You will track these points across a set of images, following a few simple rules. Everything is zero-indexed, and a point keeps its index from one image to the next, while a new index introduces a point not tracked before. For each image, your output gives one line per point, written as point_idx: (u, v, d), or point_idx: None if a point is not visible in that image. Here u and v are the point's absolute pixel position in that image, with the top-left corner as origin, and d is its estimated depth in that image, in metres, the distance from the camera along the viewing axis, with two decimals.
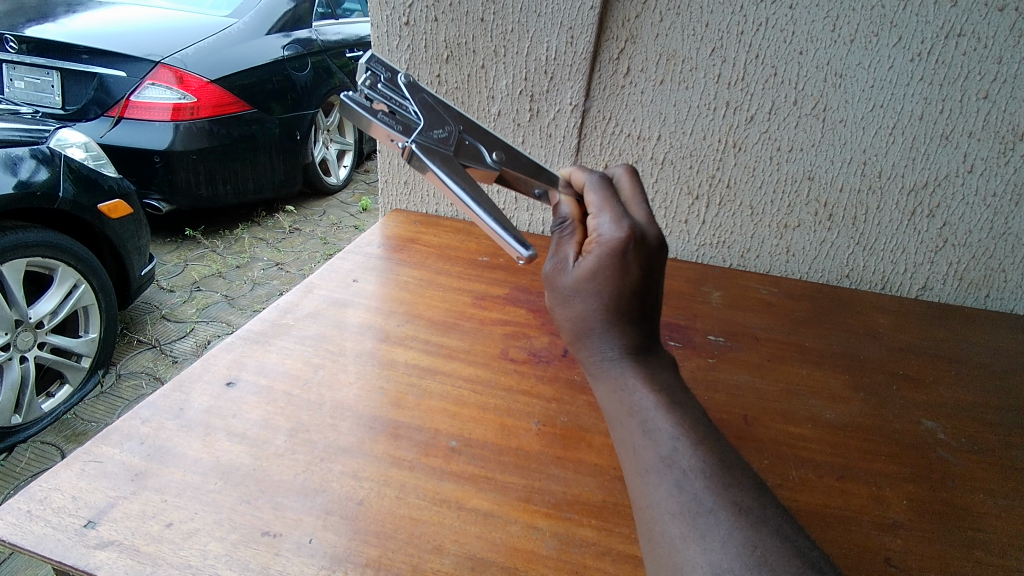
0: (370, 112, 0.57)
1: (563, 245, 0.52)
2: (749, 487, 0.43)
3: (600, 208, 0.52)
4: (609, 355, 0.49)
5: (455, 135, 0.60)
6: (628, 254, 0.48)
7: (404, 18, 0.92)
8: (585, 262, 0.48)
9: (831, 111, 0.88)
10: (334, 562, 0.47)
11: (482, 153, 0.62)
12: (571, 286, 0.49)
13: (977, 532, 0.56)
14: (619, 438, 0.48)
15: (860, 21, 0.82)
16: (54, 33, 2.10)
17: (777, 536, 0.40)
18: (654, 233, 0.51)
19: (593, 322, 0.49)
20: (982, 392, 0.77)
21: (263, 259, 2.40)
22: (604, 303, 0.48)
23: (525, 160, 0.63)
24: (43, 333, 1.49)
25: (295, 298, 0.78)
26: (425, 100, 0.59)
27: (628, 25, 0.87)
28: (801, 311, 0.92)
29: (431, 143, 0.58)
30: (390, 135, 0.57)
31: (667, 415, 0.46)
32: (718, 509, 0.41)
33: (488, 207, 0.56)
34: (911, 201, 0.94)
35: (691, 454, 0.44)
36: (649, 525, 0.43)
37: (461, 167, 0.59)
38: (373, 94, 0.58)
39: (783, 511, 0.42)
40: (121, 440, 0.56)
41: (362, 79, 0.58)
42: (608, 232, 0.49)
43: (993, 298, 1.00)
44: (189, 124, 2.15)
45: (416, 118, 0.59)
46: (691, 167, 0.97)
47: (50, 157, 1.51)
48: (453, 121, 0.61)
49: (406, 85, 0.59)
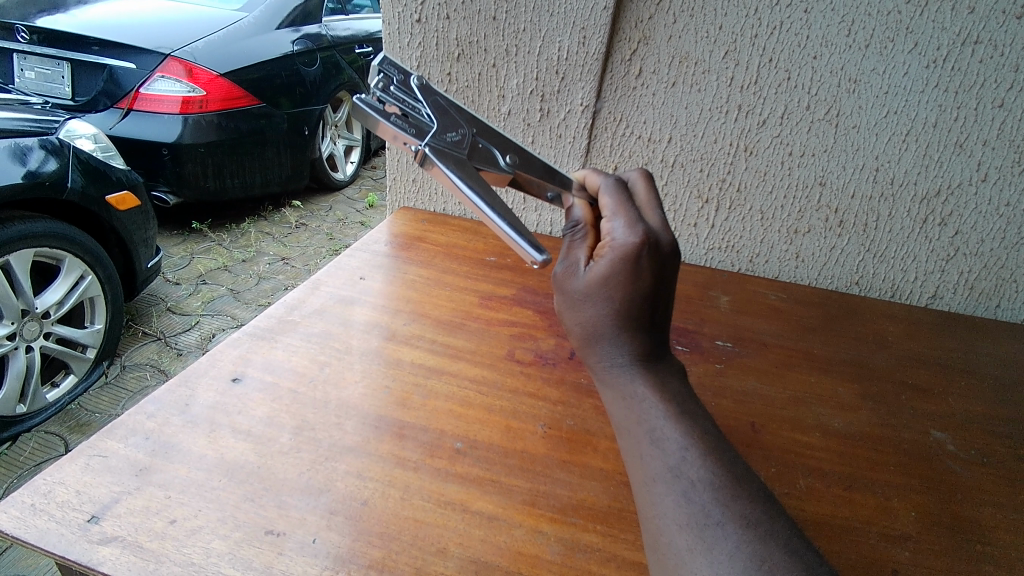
0: (382, 114, 0.56)
1: (574, 249, 0.51)
2: (758, 499, 0.43)
3: (613, 212, 0.52)
4: (619, 362, 0.48)
5: (468, 138, 0.60)
6: (641, 260, 0.48)
7: (416, 15, 0.91)
8: (597, 267, 0.48)
9: (844, 117, 0.88)
10: (337, 562, 0.47)
11: (495, 156, 0.62)
12: (581, 290, 0.48)
13: (986, 545, 0.56)
14: (626, 446, 0.47)
15: (876, 27, 0.81)
16: (65, 24, 2.10)
17: (785, 550, 0.40)
18: (667, 238, 0.50)
19: (604, 327, 0.48)
20: (992, 403, 0.76)
21: (268, 253, 2.41)
22: (615, 307, 0.48)
23: (538, 164, 0.63)
24: (49, 323, 1.49)
25: (302, 295, 0.78)
26: (438, 103, 0.59)
27: (641, 26, 0.86)
28: (810, 317, 0.91)
29: (444, 146, 0.58)
30: (403, 138, 0.57)
31: (676, 424, 0.46)
32: (726, 521, 0.41)
33: (501, 210, 0.55)
34: (923, 209, 0.93)
35: (699, 465, 0.44)
36: (654, 535, 0.43)
37: (473, 170, 0.59)
38: (384, 96, 0.56)
39: (791, 524, 0.42)
40: (125, 435, 0.55)
41: (375, 81, 0.56)
42: (621, 236, 0.49)
43: (1003, 308, 0.99)
44: (198, 117, 2.15)
45: (428, 121, 0.58)
46: (702, 170, 0.96)
47: (59, 148, 1.52)
48: (466, 124, 0.61)
49: (420, 87, 0.58)
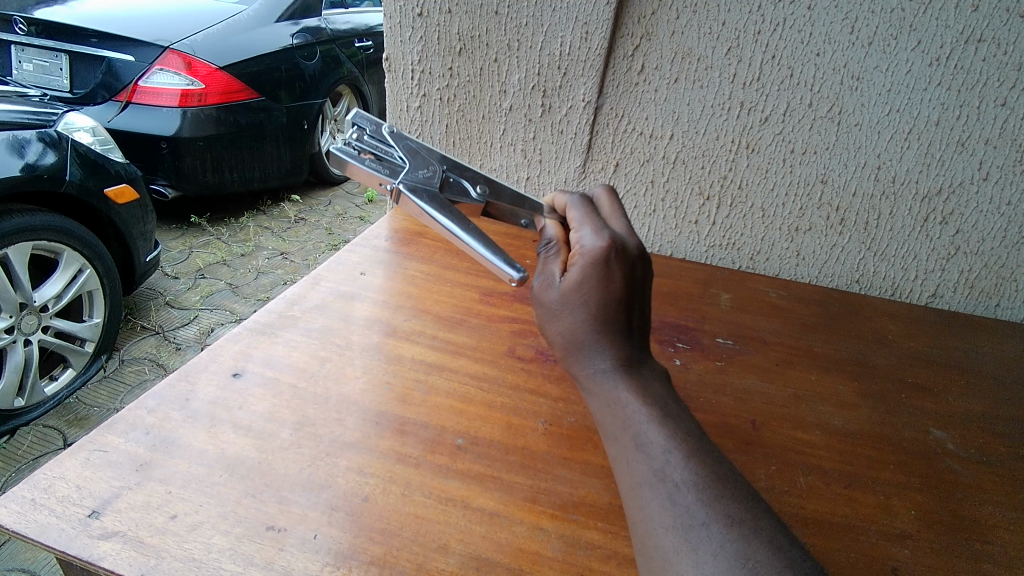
0: (358, 159, 0.60)
1: (549, 264, 0.53)
2: (743, 499, 0.42)
3: (581, 223, 0.55)
4: (602, 368, 0.49)
5: (440, 174, 0.64)
6: (610, 263, 0.50)
7: (417, 9, 0.90)
8: (570, 275, 0.50)
9: (846, 114, 0.87)
10: (338, 558, 0.47)
11: (466, 188, 0.66)
12: (558, 301, 0.50)
13: (985, 544, 0.56)
14: (613, 452, 0.47)
15: (880, 24, 0.80)
16: (64, 16, 2.10)
17: (769, 547, 0.40)
18: (634, 243, 0.54)
19: (582, 334, 0.49)
20: (992, 402, 0.77)
21: (268, 248, 2.40)
22: (592, 313, 0.49)
23: (507, 193, 0.67)
24: (47, 317, 1.48)
25: (302, 290, 0.78)
26: (409, 146, 0.64)
27: (643, 21, 0.86)
28: (811, 315, 0.91)
29: (416, 181, 0.61)
30: (378, 179, 0.59)
31: (659, 427, 0.46)
32: (711, 522, 0.41)
33: (476, 234, 0.59)
34: (924, 207, 0.93)
35: (683, 466, 0.44)
36: (642, 538, 0.43)
37: (445, 200, 0.62)
38: (360, 145, 0.62)
39: (777, 523, 0.42)
40: (125, 430, 0.55)
41: (350, 133, 0.62)
42: (590, 243, 0.51)
43: (1003, 307, 1.00)
44: (196, 111, 2.14)
45: (401, 162, 0.63)
46: (703, 168, 0.95)
47: (57, 140, 1.51)
48: (437, 161, 0.65)
49: (391, 134, 0.63)
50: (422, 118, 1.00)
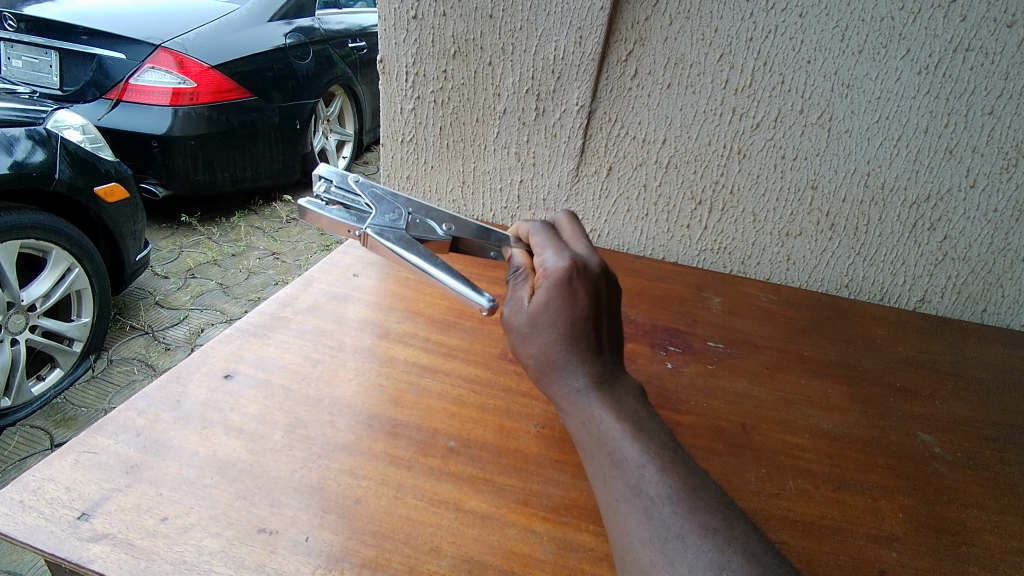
0: (323, 209, 0.61)
1: (517, 291, 0.54)
2: (719, 509, 0.43)
3: (544, 247, 0.57)
4: (577, 387, 0.49)
5: (405, 217, 0.65)
6: (573, 282, 0.52)
7: (412, 12, 0.91)
8: (536, 298, 0.51)
9: (836, 121, 0.88)
10: (330, 561, 0.47)
11: (432, 227, 0.66)
12: (527, 323, 0.51)
13: (970, 547, 0.57)
14: (592, 469, 0.47)
15: (869, 33, 0.82)
16: (54, 12, 2.09)
17: (744, 556, 0.40)
18: (596, 262, 0.56)
19: (555, 353, 0.50)
20: (978, 406, 0.78)
21: (259, 248, 2.39)
22: (563, 332, 0.50)
23: (473, 228, 0.68)
24: (35, 316, 1.46)
25: (295, 291, 0.77)
26: (375, 193, 0.65)
27: (637, 27, 0.87)
28: (801, 319, 0.92)
29: (383, 224, 0.62)
30: (346, 227, 0.61)
31: (635, 442, 0.46)
32: (686, 534, 0.41)
33: (444, 266, 0.60)
34: (912, 213, 0.94)
35: (658, 480, 0.44)
36: (622, 551, 0.43)
37: (413, 241, 0.63)
38: (328, 197, 0.64)
39: (754, 533, 0.42)
40: (115, 431, 0.55)
41: (318, 186, 0.64)
42: (553, 265, 0.54)
43: (990, 312, 1.01)
44: (188, 109, 2.12)
45: (368, 209, 0.64)
46: (695, 173, 0.96)
47: (46, 138, 1.49)
48: (402, 205, 0.66)
49: (357, 183, 0.65)
50: (415, 121, 1.00)
